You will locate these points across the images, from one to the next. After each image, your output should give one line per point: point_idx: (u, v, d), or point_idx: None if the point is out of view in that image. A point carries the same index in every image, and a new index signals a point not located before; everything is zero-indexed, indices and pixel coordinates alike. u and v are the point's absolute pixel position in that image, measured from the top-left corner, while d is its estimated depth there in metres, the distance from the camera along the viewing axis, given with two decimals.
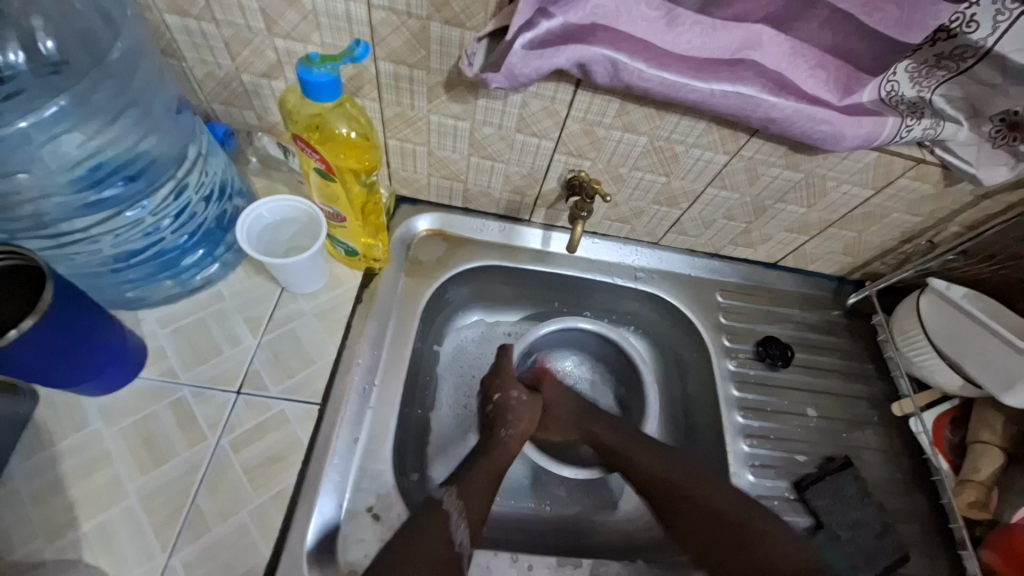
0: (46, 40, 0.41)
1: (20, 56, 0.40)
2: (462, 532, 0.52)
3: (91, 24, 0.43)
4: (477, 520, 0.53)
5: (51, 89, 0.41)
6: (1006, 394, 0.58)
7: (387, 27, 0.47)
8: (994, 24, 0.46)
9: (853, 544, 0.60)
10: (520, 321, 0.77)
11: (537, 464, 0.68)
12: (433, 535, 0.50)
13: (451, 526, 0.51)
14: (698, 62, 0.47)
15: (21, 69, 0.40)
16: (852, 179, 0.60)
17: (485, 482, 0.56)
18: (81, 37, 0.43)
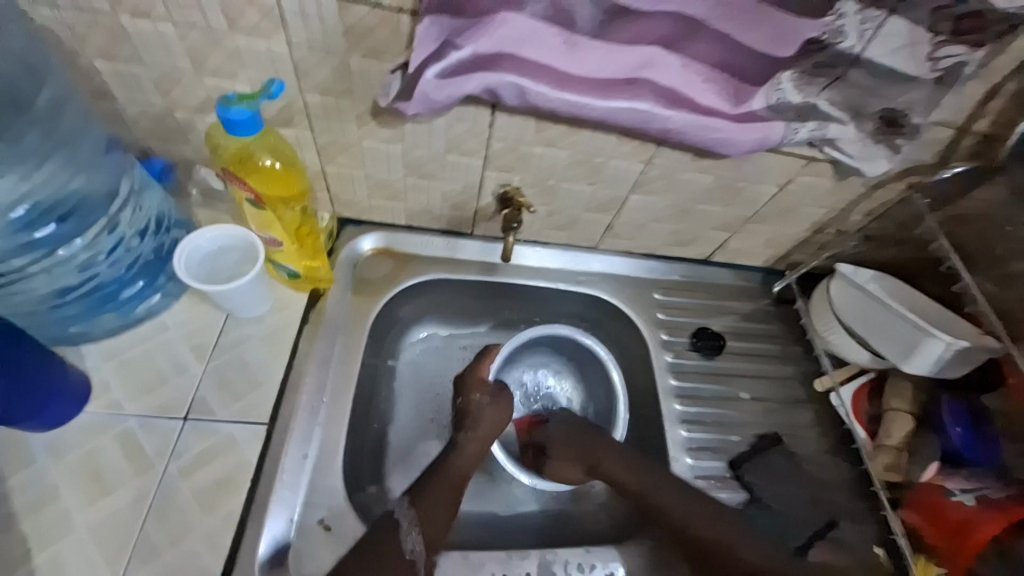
0: None
1: None
2: (414, 539, 0.53)
3: (12, 76, 0.45)
4: (433, 535, 0.55)
5: None
6: (906, 362, 0.63)
7: (309, 62, 0.50)
8: (860, 32, 0.51)
9: (781, 513, 0.66)
10: (476, 334, 0.80)
11: (493, 468, 0.71)
12: (387, 544, 0.52)
13: (403, 534, 0.53)
14: (598, 82, 0.52)
15: None
16: (759, 179, 0.66)
17: (444, 494, 0.58)
18: (6, 91, 0.45)
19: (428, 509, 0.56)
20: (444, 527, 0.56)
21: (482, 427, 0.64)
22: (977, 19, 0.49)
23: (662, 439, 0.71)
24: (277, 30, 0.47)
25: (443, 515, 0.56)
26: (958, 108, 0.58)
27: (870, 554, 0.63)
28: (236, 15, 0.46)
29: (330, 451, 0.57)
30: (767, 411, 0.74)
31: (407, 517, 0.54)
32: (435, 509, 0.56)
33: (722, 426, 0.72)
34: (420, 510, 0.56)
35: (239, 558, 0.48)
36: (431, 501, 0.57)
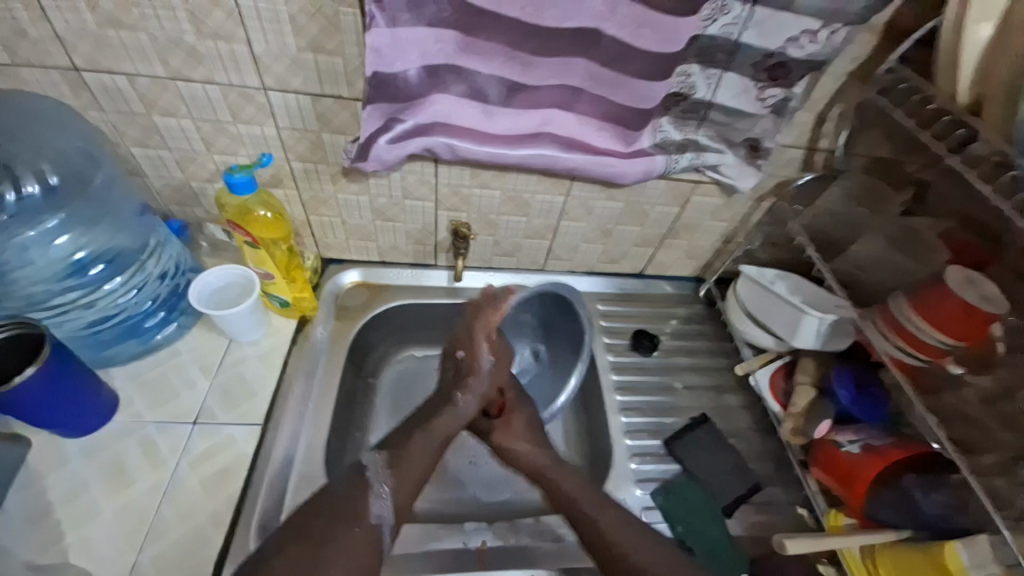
0: (52, 176, 0.60)
1: (35, 187, 0.60)
2: (382, 505, 0.57)
3: (82, 164, 0.62)
4: (402, 500, 0.59)
5: (54, 206, 0.61)
6: (796, 339, 0.76)
7: (292, 139, 0.67)
8: (709, 86, 0.67)
9: (708, 481, 0.75)
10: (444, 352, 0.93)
11: (460, 463, 0.81)
12: (356, 505, 0.56)
13: (374, 495, 0.57)
14: (510, 138, 0.68)
15: (36, 196, 0.60)
16: (659, 201, 0.82)
17: (419, 456, 0.62)
18: (76, 172, 0.62)
19: (410, 467, 0.61)
20: (414, 491, 0.61)
21: (476, 386, 0.67)
22: (783, 69, 0.64)
23: (606, 426, 0.81)
24: (267, 119, 0.64)
25: (420, 468, 0.62)
26: (800, 134, 0.73)
27: (794, 514, 0.74)
28: (237, 110, 0.63)
29: (315, 446, 0.68)
30: (695, 397, 0.85)
31: (380, 481, 0.58)
32: (416, 461, 0.62)
33: (657, 412, 0.83)
34: (394, 472, 0.60)
35: (236, 531, 0.59)
36: (407, 466, 0.61)
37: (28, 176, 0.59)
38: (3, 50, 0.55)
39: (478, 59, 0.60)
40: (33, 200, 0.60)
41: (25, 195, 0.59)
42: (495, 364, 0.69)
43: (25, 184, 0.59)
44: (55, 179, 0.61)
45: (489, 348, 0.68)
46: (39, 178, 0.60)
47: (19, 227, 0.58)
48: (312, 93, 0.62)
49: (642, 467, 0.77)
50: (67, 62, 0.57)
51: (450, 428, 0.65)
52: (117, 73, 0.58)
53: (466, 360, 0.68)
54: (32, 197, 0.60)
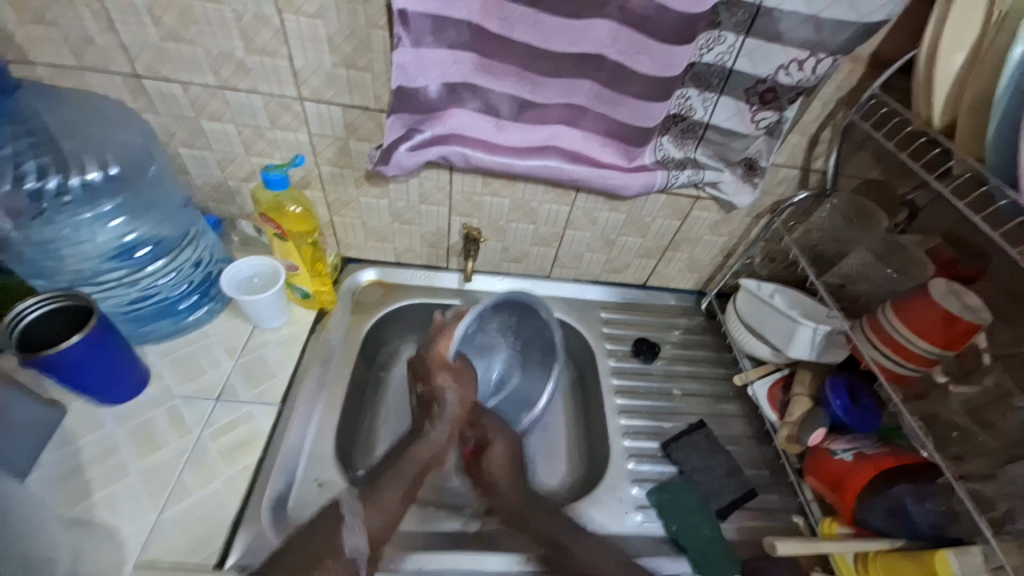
0: (113, 166, 0.68)
1: (98, 175, 0.67)
2: (356, 538, 0.63)
3: (140, 157, 0.69)
4: (375, 532, 0.65)
5: (112, 192, 0.68)
6: (791, 349, 0.78)
7: (322, 145, 0.73)
8: (705, 108, 0.72)
9: (701, 483, 0.77)
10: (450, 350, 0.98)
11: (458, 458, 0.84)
12: (332, 537, 0.62)
13: (345, 529, 0.63)
14: (521, 149, 0.74)
15: (99, 182, 0.67)
16: (660, 215, 0.86)
17: (392, 489, 0.69)
18: (134, 164, 0.69)
19: (376, 506, 0.67)
20: (385, 527, 0.66)
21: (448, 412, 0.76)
22: (775, 93, 0.69)
23: (604, 429, 0.84)
24: (302, 126, 0.71)
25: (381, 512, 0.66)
26: (794, 154, 0.78)
27: (790, 522, 0.75)
28: (276, 117, 0.70)
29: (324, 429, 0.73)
30: (692, 404, 0.88)
31: (350, 515, 0.65)
32: (376, 507, 0.67)
33: (652, 417, 0.85)
34: (365, 507, 0.66)
35: (250, 500, 0.63)
36: (378, 500, 0.67)
37: (93, 164, 0.67)
38: (75, 57, 0.63)
39: (493, 79, 0.67)
40: (94, 185, 0.67)
41: (89, 181, 0.67)
42: (457, 389, 0.76)
43: (88, 171, 0.66)
44: (115, 169, 0.68)
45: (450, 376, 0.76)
46: (101, 167, 0.67)
47: (76, 208, 0.65)
48: (343, 104, 0.69)
49: (638, 468, 0.79)
50: (130, 70, 0.64)
51: (423, 458, 0.74)
52: (172, 81, 0.66)
53: (426, 392, 0.76)
54: (96, 182, 0.67)
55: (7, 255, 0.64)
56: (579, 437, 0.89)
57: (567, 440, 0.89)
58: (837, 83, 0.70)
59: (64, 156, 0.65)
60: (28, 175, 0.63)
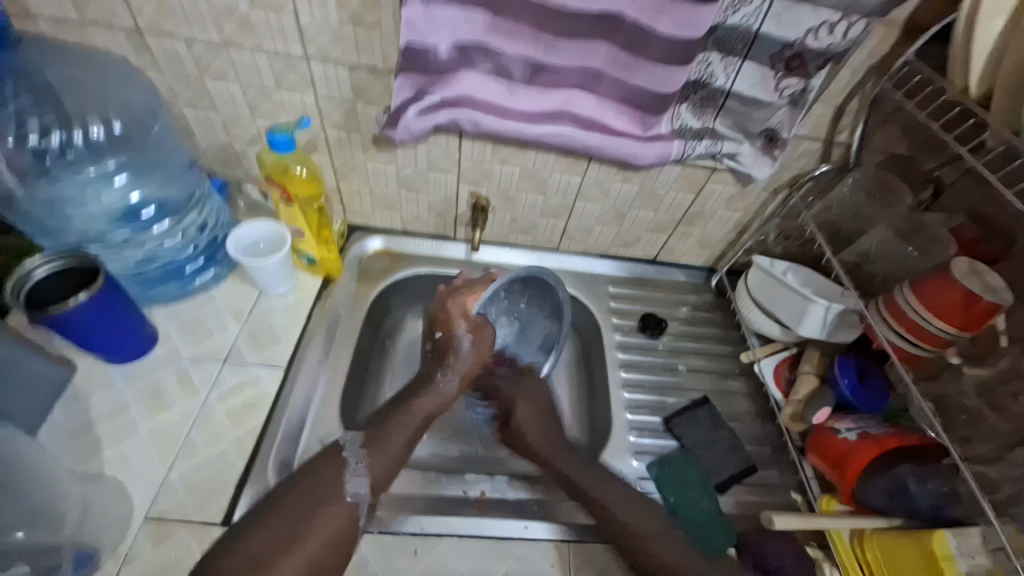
0: (115, 125, 0.67)
1: (101, 134, 0.67)
2: (359, 483, 0.61)
3: (143, 117, 0.69)
4: (376, 478, 0.63)
5: (114, 152, 0.67)
6: (801, 327, 0.77)
7: (329, 107, 0.71)
8: (727, 73, 0.69)
9: (704, 457, 0.77)
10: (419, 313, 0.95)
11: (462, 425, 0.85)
12: (332, 483, 0.60)
13: (348, 473, 0.61)
14: (531, 116, 0.71)
15: (102, 141, 0.67)
16: (674, 186, 0.83)
17: (399, 432, 0.66)
18: (137, 123, 0.68)
19: (377, 452, 0.64)
20: (387, 474, 0.64)
21: (457, 365, 0.73)
22: (800, 60, 0.66)
23: (608, 402, 0.83)
24: (308, 87, 0.69)
25: (386, 459, 0.64)
26: (817, 125, 0.75)
27: (788, 498, 0.75)
28: (281, 77, 0.68)
29: (329, 395, 0.74)
30: (698, 380, 0.87)
31: (354, 460, 0.62)
32: (381, 453, 0.64)
33: (658, 391, 0.85)
34: (369, 452, 0.64)
35: (256, 459, 0.65)
36: (383, 444, 0.65)
37: (96, 122, 0.66)
38: (76, 10, 0.60)
39: (506, 39, 0.64)
40: (96, 142, 0.67)
41: (91, 139, 0.66)
42: (471, 342, 0.74)
43: (90, 127, 0.66)
44: (117, 127, 0.67)
45: (465, 327, 0.74)
46: (104, 124, 0.67)
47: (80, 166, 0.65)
48: (350, 64, 0.66)
49: (639, 441, 0.78)
50: (132, 24, 0.62)
51: (430, 407, 0.70)
52: (175, 37, 0.63)
53: (444, 340, 0.74)
54: (98, 141, 0.67)
55: (15, 215, 0.65)
56: (582, 411, 0.90)
57: (570, 414, 0.90)
58: (867, 49, 0.67)
59: (66, 112, 0.65)
60: (31, 132, 0.63)
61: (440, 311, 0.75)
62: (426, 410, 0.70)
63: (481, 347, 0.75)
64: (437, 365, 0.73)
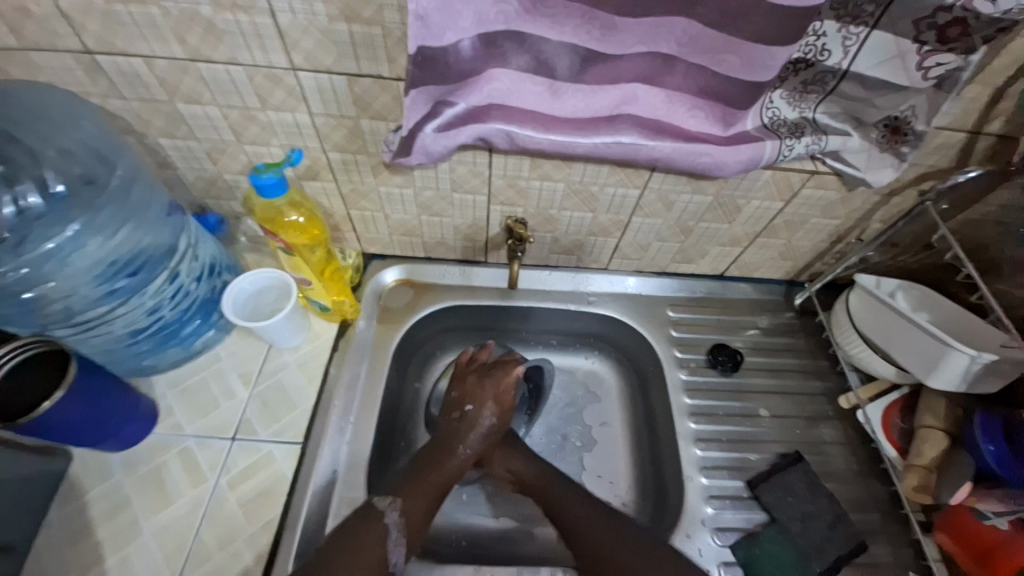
0: (56, 184, 0.54)
1: (37, 198, 0.53)
2: (399, 552, 0.57)
3: (91, 167, 0.56)
4: (411, 533, 0.58)
5: (66, 217, 0.54)
6: (931, 378, 0.62)
7: (328, 127, 0.58)
8: (844, 48, 0.52)
9: (806, 536, 0.63)
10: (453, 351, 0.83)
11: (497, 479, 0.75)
12: (373, 550, 0.55)
13: (388, 543, 0.56)
14: (580, 122, 0.55)
15: (40, 207, 0.53)
16: (759, 195, 0.66)
17: (429, 490, 0.62)
18: (82, 178, 0.55)
19: (412, 505, 0.59)
20: (424, 524, 0.60)
21: (476, 441, 0.67)
22: (961, 27, 0.48)
23: (677, 457, 0.71)
24: (300, 104, 0.55)
25: (424, 507, 0.60)
26: (965, 113, 0.56)
27: None
28: (267, 94, 0.54)
29: (356, 466, 0.63)
30: (785, 427, 0.73)
31: (395, 526, 0.57)
32: (419, 503, 0.60)
33: (738, 444, 0.71)
34: (407, 508, 0.59)
35: (275, 563, 0.55)
36: (419, 487, 0.61)
37: (29, 186, 0.53)
38: (11, 33, 0.48)
39: (548, 23, 0.48)
40: (36, 211, 0.53)
41: (27, 206, 0.53)
42: (496, 425, 0.68)
43: (24, 194, 0.53)
44: (60, 188, 0.54)
45: (496, 408, 0.68)
46: (41, 187, 0.54)
47: (27, 243, 0.52)
48: (348, 73, 0.52)
49: (719, 513, 0.66)
50: (80, 45, 0.49)
51: (456, 468, 0.65)
52: (132, 56, 0.51)
53: (467, 416, 0.67)
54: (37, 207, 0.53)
55: None
56: (642, 457, 0.78)
57: (628, 459, 0.79)
58: None
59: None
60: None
61: (469, 386, 0.69)
62: (446, 475, 0.64)
63: (502, 431, 0.69)
64: (456, 439, 0.66)
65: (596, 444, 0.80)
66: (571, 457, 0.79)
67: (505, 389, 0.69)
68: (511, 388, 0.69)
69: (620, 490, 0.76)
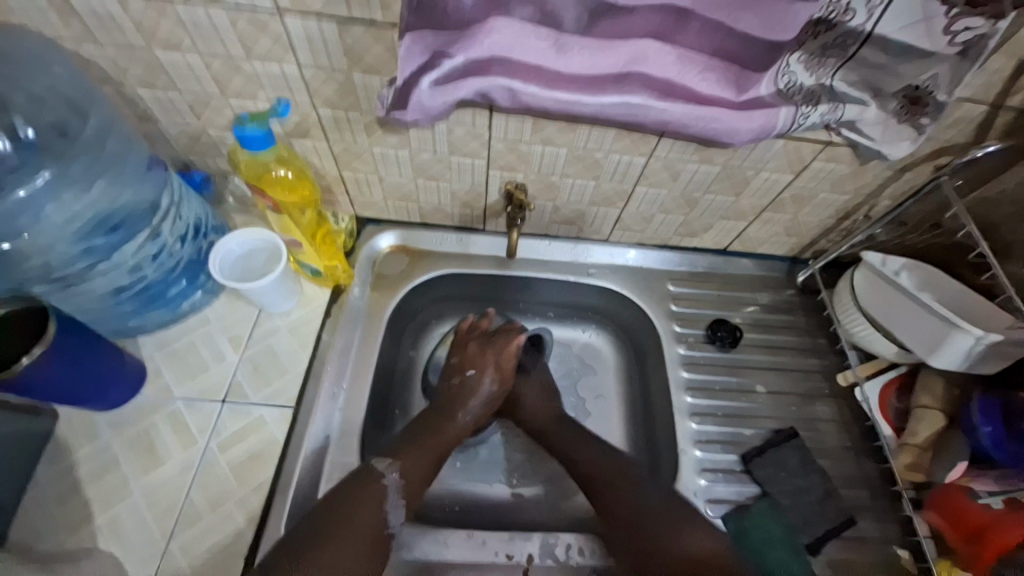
0: (26, 129, 0.52)
1: (6, 144, 0.51)
2: (394, 514, 0.57)
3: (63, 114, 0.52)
4: (409, 496, 0.59)
5: (36, 165, 0.52)
6: (932, 358, 0.61)
7: (317, 79, 0.54)
8: (868, 10, 0.48)
9: (794, 509, 0.65)
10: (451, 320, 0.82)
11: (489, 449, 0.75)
12: (371, 512, 0.55)
13: (386, 505, 0.57)
14: (587, 81, 0.51)
15: (8, 153, 0.51)
16: (769, 165, 0.64)
17: (427, 453, 0.62)
18: (54, 128, 0.52)
19: (411, 467, 0.60)
20: (421, 488, 0.60)
21: (476, 406, 0.69)
22: None
23: (671, 432, 0.71)
24: (286, 53, 0.52)
25: (421, 473, 0.60)
26: (990, 84, 0.53)
27: (890, 553, 0.64)
28: (250, 41, 0.51)
29: (349, 433, 0.63)
30: (781, 404, 0.73)
31: (394, 488, 0.57)
32: (415, 468, 0.60)
33: (732, 419, 0.71)
34: (404, 470, 0.59)
35: (266, 525, 0.55)
36: (417, 452, 0.61)
37: None
38: None
39: None
40: (6, 158, 0.51)
41: None
42: (496, 391, 0.70)
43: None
44: (29, 133, 0.52)
45: (496, 375, 0.70)
46: (11, 132, 0.51)
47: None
48: (338, 19, 0.48)
49: (712, 486, 0.67)
50: None
51: (456, 434, 0.66)
52: None
53: (469, 382, 0.69)
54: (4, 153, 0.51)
55: None
56: (637, 431, 0.78)
57: (622, 432, 0.79)
58: None
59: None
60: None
61: (471, 352, 0.71)
62: (447, 440, 0.64)
63: (501, 399, 0.71)
64: (456, 404, 0.67)
65: (590, 416, 0.80)
66: None
67: (506, 356, 0.71)
68: (511, 356, 0.71)
69: None
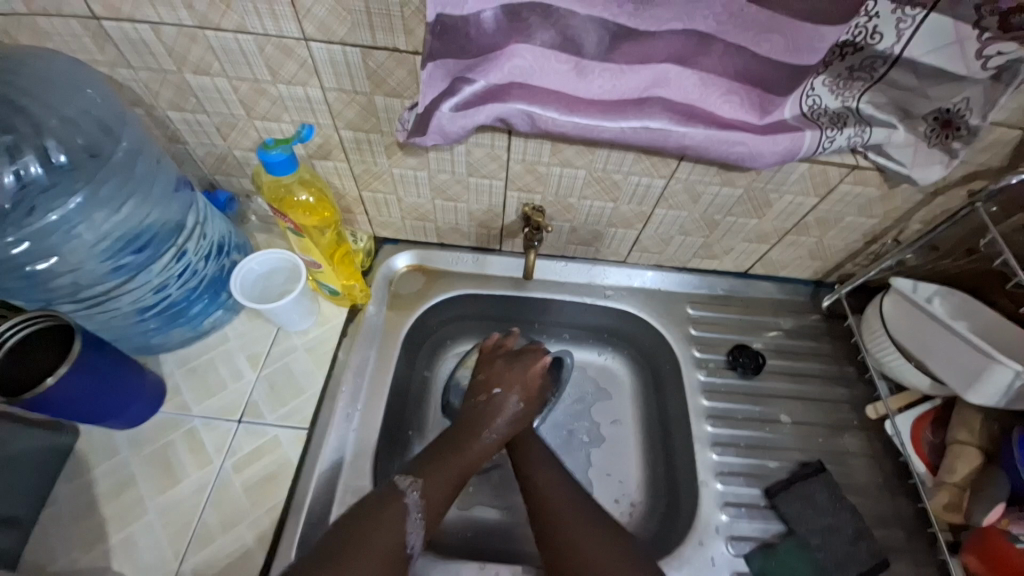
0: (59, 155, 0.52)
1: (39, 168, 0.51)
2: (415, 536, 0.55)
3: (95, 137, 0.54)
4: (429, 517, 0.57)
5: (68, 190, 0.52)
6: (970, 392, 0.59)
7: (340, 103, 0.55)
8: (897, 32, 0.47)
9: (825, 549, 0.61)
10: (468, 341, 0.82)
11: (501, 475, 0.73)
12: (391, 531, 0.54)
13: (408, 522, 0.55)
14: (607, 104, 0.51)
15: (41, 177, 0.52)
16: (793, 189, 0.62)
17: (451, 471, 0.60)
18: (87, 150, 0.54)
19: (432, 488, 0.58)
20: (441, 509, 0.58)
21: (502, 425, 0.66)
22: None
23: (691, 462, 0.69)
24: (311, 77, 0.53)
25: (442, 492, 0.58)
26: None
27: None
28: (277, 66, 0.52)
29: (362, 454, 0.62)
30: (808, 434, 0.70)
31: (415, 508, 0.56)
32: (436, 486, 0.58)
33: (756, 450, 0.69)
34: (425, 488, 0.58)
35: (277, 549, 0.54)
36: (439, 472, 0.59)
37: (30, 155, 0.51)
38: None
39: None
40: (38, 182, 0.51)
41: (28, 177, 0.51)
42: (523, 410, 0.67)
43: (25, 163, 0.51)
44: (62, 159, 0.52)
45: (523, 393, 0.68)
46: (43, 157, 0.52)
47: (31, 214, 0.51)
48: (362, 45, 0.49)
49: (734, 521, 0.64)
50: (87, 10, 0.47)
51: (480, 453, 0.63)
52: (140, 22, 0.48)
53: (495, 401, 0.67)
54: (36, 178, 0.51)
55: None
56: (654, 458, 0.76)
57: (639, 458, 0.77)
58: None
59: None
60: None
61: (497, 370, 0.70)
62: (472, 459, 0.62)
63: (531, 416, 0.68)
64: (481, 422, 0.65)
65: (605, 441, 0.78)
66: (578, 452, 0.77)
67: (533, 374, 0.70)
68: (537, 376, 0.70)
69: (630, 491, 0.74)
